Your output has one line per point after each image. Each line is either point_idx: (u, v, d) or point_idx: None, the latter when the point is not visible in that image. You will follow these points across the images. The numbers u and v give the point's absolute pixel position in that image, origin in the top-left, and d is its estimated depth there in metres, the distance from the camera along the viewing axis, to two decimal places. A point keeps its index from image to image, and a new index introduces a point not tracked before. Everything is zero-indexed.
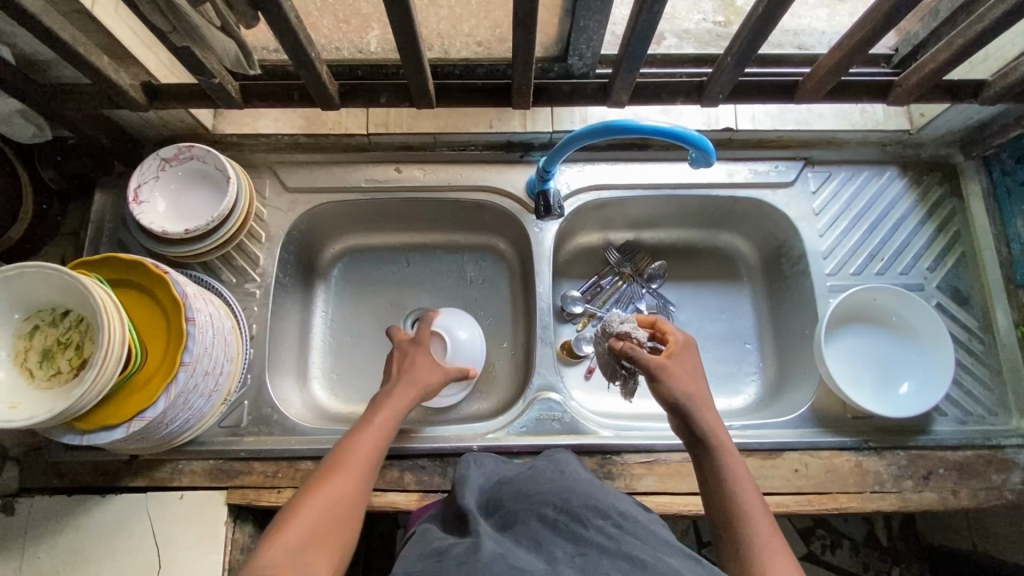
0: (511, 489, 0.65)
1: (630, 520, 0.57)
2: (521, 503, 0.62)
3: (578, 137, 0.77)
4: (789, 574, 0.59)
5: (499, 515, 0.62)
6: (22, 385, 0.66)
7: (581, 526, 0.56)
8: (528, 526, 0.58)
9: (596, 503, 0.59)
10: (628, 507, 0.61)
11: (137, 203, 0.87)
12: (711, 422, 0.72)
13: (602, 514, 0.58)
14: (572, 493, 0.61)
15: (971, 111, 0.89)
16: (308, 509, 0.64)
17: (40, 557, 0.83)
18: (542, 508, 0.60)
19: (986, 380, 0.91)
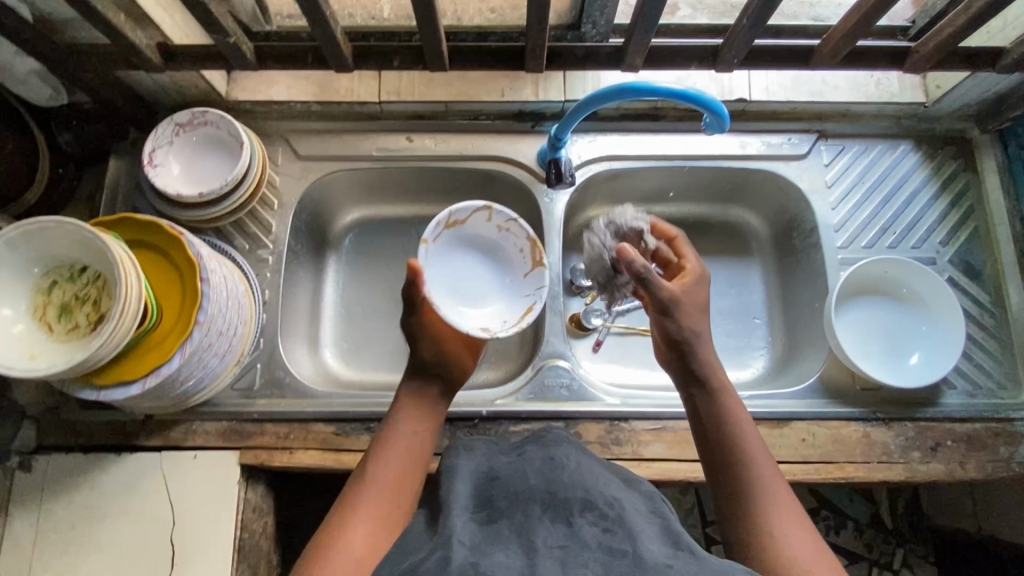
0: (504, 479, 0.65)
1: (619, 514, 0.58)
2: (508, 502, 0.60)
3: (591, 102, 0.77)
4: (797, 520, 0.63)
5: (483, 513, 0.60)
6: (41, 338, 0.67)
7: (569, 521, 0.58)
8: (504, 529, 0.58)
9: (583, 495, 0.60)
10: (620, 496, 0.62)
11: (152, 166, 0.88)
12: (711, 370, 0.72)
13: (591, 507, 0.59)
14: (560, 482, 0.61)
15: (988, 82, 0.88)
16: (352, 518, 0.64)
17: (58, 512, 0.85)
18: (527, 508, 0.59)
19: (998, 354, 0.91)
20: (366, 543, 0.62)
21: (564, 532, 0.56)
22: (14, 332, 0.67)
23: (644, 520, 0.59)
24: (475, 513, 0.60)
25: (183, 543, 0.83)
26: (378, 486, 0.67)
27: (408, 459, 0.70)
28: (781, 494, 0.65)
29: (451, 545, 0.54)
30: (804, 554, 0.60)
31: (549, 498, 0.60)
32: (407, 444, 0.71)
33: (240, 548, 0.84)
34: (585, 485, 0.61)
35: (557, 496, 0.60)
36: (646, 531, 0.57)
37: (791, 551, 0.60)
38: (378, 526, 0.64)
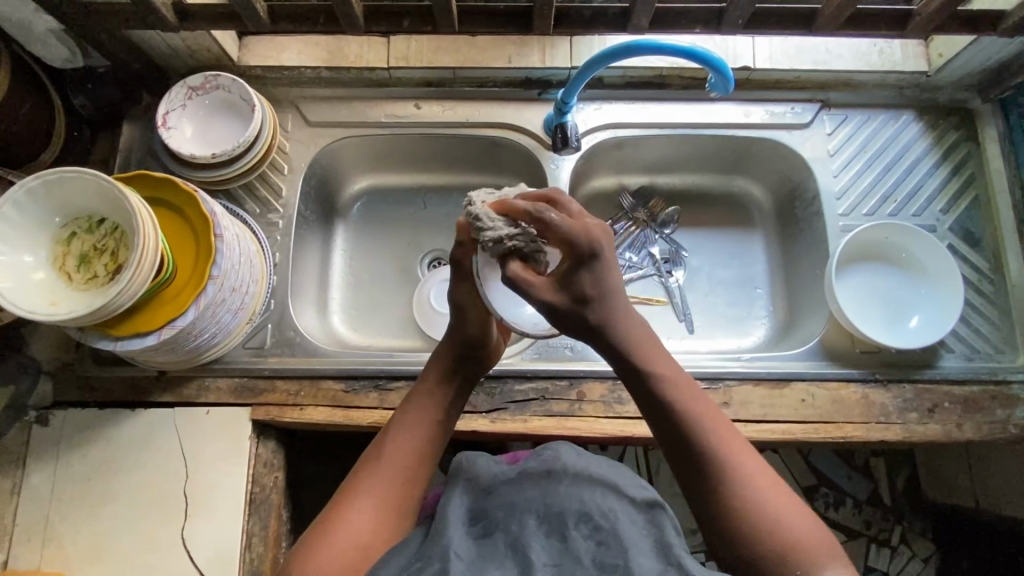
0: (499, 499, 0.64)
1: (613, 527, 0.59)
2: (504, 516, 0.62)
3: (601, 59, 0.80)
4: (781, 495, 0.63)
5: (479, 527, 0.62)
6: (61, 286, 0.69)
7: (564, 537, 0.59)
8: (500, 542, 0.59)
9: (579, 508, 0.61)
10: (616, 505, 0.61)
11: (165, 128, 0.90)
12: (635, 343, 0.67)
13: (587, 520, 0.60)
14: (556, 495, 0.62)
15: (990, 49, 0.90)
16: (364, 499, 0.66)
17: (75, 464, 0.87)
18: (523, 520, 0.60)
19: (995, 319, 0.92)
20: (376, 528, 0.65)
21: (558, 548, 0.58)
22: (35, 279, 0.69)
23: (638, 530, 0.59)
24: (473, 527, 0.62)
25: (196, 495, 0.85)
26: (394, 470, 0.68)
27: (427, 446, 0.71)
28: (738, 449, 0.65)
29: (448, 560, 0.56)
30: (770, 501, 0.62)
31: (545, 512, 0.61)
32: (428, 432, 0.72)
33: (251, 500, 0.86)
34: (582, 498, 0.62)
35: (553, 512, 0.61)
36: (638, 544, 0.57)
37: (758, 503, 0.62)
38: (388, 512, 0.66)
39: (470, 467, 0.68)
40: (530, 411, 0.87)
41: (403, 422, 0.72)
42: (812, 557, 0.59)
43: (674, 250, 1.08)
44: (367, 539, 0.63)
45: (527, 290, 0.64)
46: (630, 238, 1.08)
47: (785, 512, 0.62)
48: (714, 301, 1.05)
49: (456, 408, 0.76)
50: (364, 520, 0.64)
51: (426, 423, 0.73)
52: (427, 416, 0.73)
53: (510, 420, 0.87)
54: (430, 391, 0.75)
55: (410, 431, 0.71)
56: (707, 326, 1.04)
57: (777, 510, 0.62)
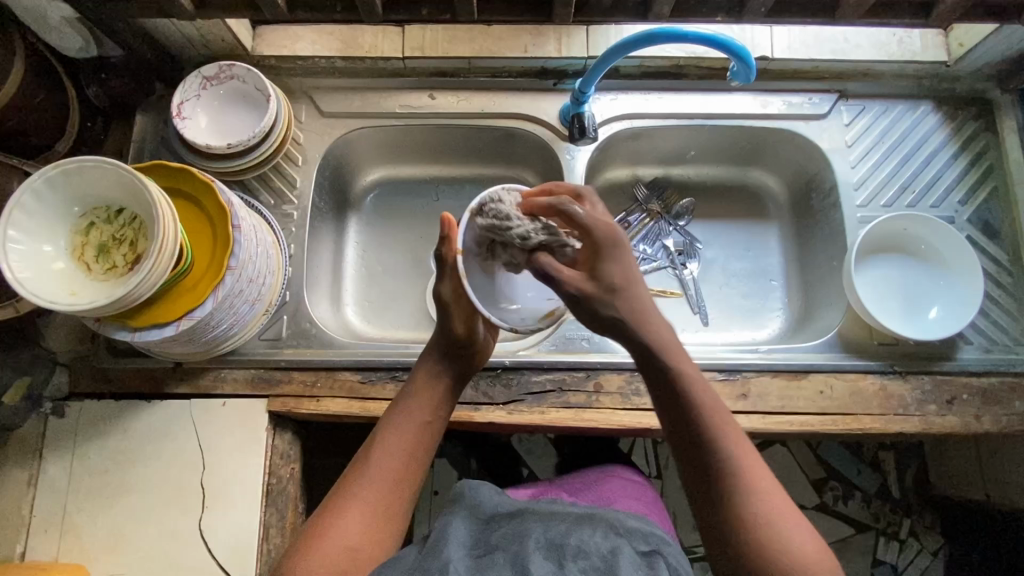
0: (504, 527, 0.73)
1: (611, 563, 0.66)
2: (505, 540, 0.70)
3: (620, 48, 0.80)
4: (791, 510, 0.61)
5: (479, 551, 0.70)
6: (80, 277, 0.69)
7: (562, 563, 0.66)
8: (500, 558, 0.67)
9: (579, 544, 0.68)
10: (617, 545, 0.69)
11: (180, 118, 0.89)
12: (660, 346, 0.63)
13: (585, 556, 0.67)
14: (557, 530, 0.71)
15: (1012, 39, 0.89)
16: (351, 505, 0.67)
17: (92, 455, 0.87)
18: (521, 543, 0.69)
19: (1014, 311, 0.92)
20: (364, 534, 0.66)
21: (554, 569, 0.65)
22: (55, 269, 0.68)
23: (634, 569, 0.66)
24: (474, 551, 0.70)
25: (213, 487, 0.85)
26: (381, 477, 0.68)
27: (414, 452, 0.71)
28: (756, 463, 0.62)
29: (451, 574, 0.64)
30: (787, 523, 0.60)
31: (544, 539, 0.69)
32: (416, 438, 0.72)
33: (269, 492, 0.86)
34: (584, 537, 0.70)
35: (555, 542, 0.69)
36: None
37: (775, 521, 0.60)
38: (376, 519, 0.67)
39: (475, 498, 0.77)
40: (547, 403, 0.87)
41: (391, 428, 0.72)
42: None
43: (689, 242, 1.07)
44: (357, 544, 0.65)
45: (555, 280, 0.63)
46: (645, 230, 1.08)
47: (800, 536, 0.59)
48: (729, 293, 1.05)
49: (445, 410, 0.76)
50: (353, 527, 0.65)
51: (415, 426, 0.72)
52: (414, 420, 0.72)
53: (527, 412, 0.87)
54: (418, 395, 0.74)
55: (398, 436, 0.71)
56: (723, 319, 1.03)
57: (788, 528, 0.59)
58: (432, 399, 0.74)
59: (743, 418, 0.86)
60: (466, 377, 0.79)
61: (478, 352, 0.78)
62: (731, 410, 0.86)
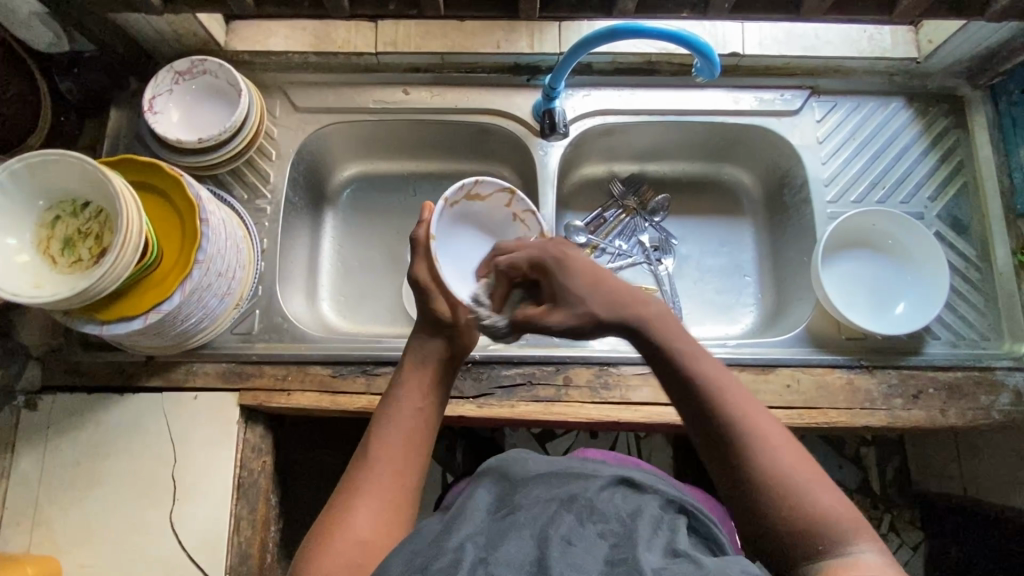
0: (528, 492, 0.67)
1: (631, 527, 0.59)
2: (527, 501, 0.65)
3: (586, 43, 0.80)
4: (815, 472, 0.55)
5: (500, 513, 0.65)
6: (45, 270, 0.70)
7: (582, 523, 0.60)
8: (522, 519, 0.61)
9: (597, 504, 0.63)
10: (640, 507, 0.64)
11: (151, 113, 0.90)
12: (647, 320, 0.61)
13: (604, 518, 0.61)
14: (577, 491, 0.65)
15: (979, 36, 0.90)
16: (359, 502, 0.62)
17: (64, 448, 0.87)
18: (546, 505, 0.64)
19: (981, 306, 0.93)
20: (377, 527, 0.61)
21: (573, 529, 0.59)
22: (19, 262, 0.69)
23: (656, 530, 0.60)
24: (496, 513, 0.65)
25: (185, 480, 0.86)
26: (383, 469, 0.64)
27: (413, 437, 0.67)
28: (764, 418, 0.57)
29: (463, 546, 0.57)
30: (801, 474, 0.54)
31: (566, 499, 0.64)
32: (411, 424, 0.68)
33: (240, 485, 0.86)
34: (602, 498, 0.64)
35: (574, 502, 0.63)
36: (652, 541, 0.58)
37: (788, 473, 0.54)
38: (389, 511, 0.62)
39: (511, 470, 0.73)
40: (516, 397, 0.88)
41: (384, 419, 0.68)
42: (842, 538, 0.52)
43: (664, 238, 1.08)
44: (368, 538, 0.60)
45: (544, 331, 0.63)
46: (620, 226, 1.09)
47: (816, 487, 0.54)
48: (703, 289, 1.06)
49: (441, 393, 0.73)
50: (363, 521, 0.61)
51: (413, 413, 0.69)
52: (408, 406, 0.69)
53: (497, 405, 0.87)
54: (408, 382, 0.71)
55: (392, 427, 0.67)
56: (698, 315, 1.04)
57: (801, 479, 0.54)
58: (423, 383, 0.71)
59: None
60: (458, 361, 0.76)
61: (468, 335, 0.76)
62: None
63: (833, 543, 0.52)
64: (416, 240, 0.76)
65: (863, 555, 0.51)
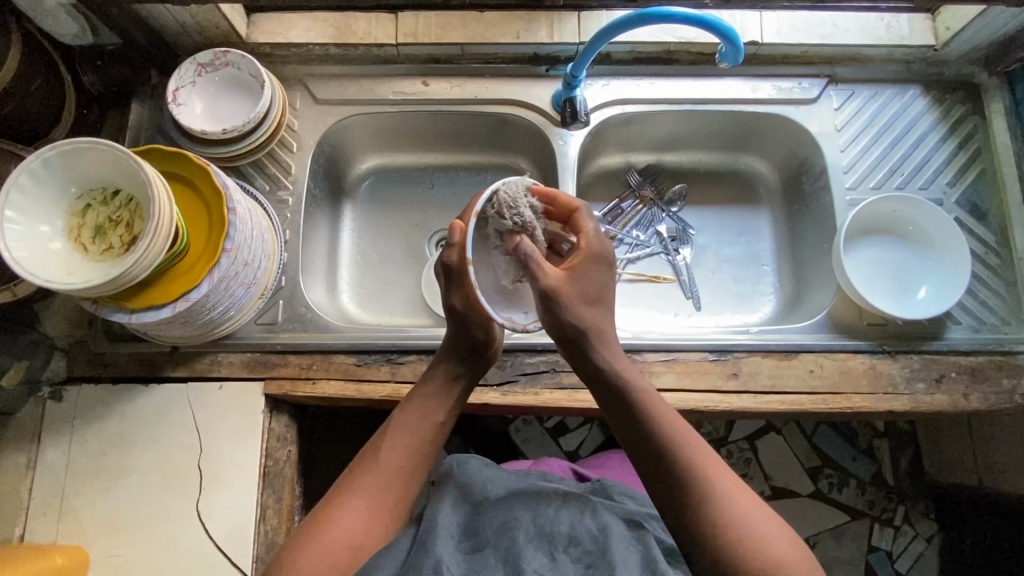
0: (490, 513, 0.74)
1: (602, 546, 0.70)
2: (496, 531, 0.72)
3: (609, 30, 0.80)
4: (746, 502, 0.64)
5: (470, 543, 0.72)
6: (77, 257, 0.70)
7: (554, 556, 0.69)
8: (492, 558, 0.69)
9: (569, 532, 0.72)
10: (608, 525, 0.72)
11: (175, 104, 0.90)
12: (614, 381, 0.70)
13: (576, 543, 0.71)
14: (547, 517, 0.73)
15: (997, 22, 0.90)
16: (360, 502, 0.67)
17: (90, 439, 0.88)
18: (511, 536, 0.71)
19: (1001, 292, 0.93)
20: (366, 528, 0.66)
21: (547, 564, 0.68)
22: (51, 249, 0.69)
23: (627, 546, 0.70)
24: (467, 540, 0.72)
25: (210, 470, 0.86)
26: (389, 473, 0.69)
27: (424, 453, 0.71)
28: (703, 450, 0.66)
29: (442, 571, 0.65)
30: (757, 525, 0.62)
31: (536, 532, 0.71)
32: (424, 439, 0.72)
33: (265, 474, 0.87)
34: (571, 522, 0.73)
35: (546, 533, 0.71)
36: (627, 559, 0.68)
37: (728, 501, 0.63)
38: (383, 516, 0.67)
39: (465, 479, 0.79)
40: (540, 384, 0.88)
41: (401, 429, 0.72)
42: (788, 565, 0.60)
43: (681, 228, 1.08)
44: (360, 542, 0.65)
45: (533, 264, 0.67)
46: (638, 217, 1.09)
47: (751, 516, 0.63)
48: (721, 278, 1.06)
49: (457, 410, 0.76)
50: (355, 523, 0.66)
51: (424, 423, 0.73)
52: (426, 421, 0.73)
53: (521, 393, 0.88)
54: (428, 395, 0.74)
55: (407, 440, 0.71)
56: (717, 304, 1.04)
57: (747, 520, 0.62)
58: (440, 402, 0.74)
59: (735, 398, 0.87)
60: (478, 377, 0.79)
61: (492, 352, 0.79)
62: (722, 389, 0.87)
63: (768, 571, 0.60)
64: (450, 265, 0.71)
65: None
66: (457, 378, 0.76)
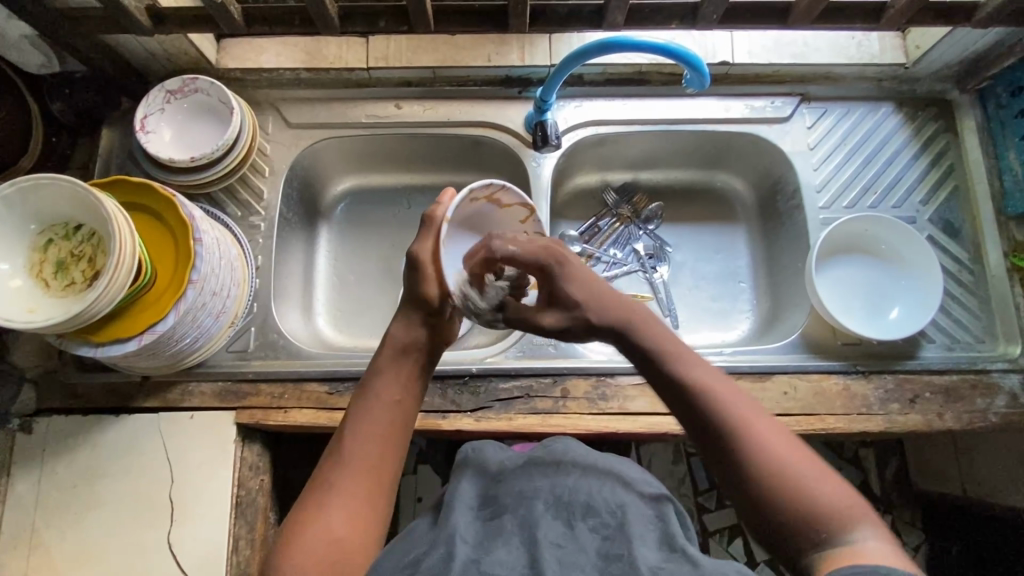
0: (508, 486, 0.71)
1: (620, 521, 0.65)
2: (514, 500, 0.68)
3: (574, 59, 0.80)
4: (808, 462, 0.58)
5: (488, 510, 0.69)
6: (38, 294, 0.69)
7: (572, 523, 0.65)
8: (508, 523, 0.65)
9: (588, 500, 0.67)
10: (627, 501, 0.68)
11: (144, 132, 0.90)
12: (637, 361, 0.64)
13: (594, 513, 0.66)
14: (564, 487, 0.69)
15: (964, 42, 0.91)
16: (338, 498, 0.61)
17: (61, 471, 0.87)
18: (530, 505, 0.67)
19: (975, 309, 0.93)
20: (348, 523, 0.60)
21: (565, 532, 0.64)
22: (12, 286, 0.69)
23: (645, 525, 0.65)
24: (484, 511, 0.69)
25: (181, 501, 0.85)
26: (360, 462, 0.63)
27: (393, 431, 0.66)
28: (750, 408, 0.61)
29: (454, 543, 0.62)
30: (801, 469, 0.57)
31: (554, 501, 0.67)
32: (387, 420, 0.66)
33: (238, 504, 0.86)
34: (592, 491, 0.68)
35: (564, 501, 0.67)
36: (644, 537, 0.63)
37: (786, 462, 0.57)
38: (365, 510, 0.62)
39: (480, 458, 0.76)
40: (514, 409, 0.88)
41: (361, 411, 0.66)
42: (846, 522, 0.54)
43: (659, 245, 1.08)
44: (342, 536, 0.59)
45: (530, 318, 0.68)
46: (615, 234, 1.09)
47: (818, 478, 0.57)
48: (698, 296, 1.06)
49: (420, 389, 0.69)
50: (336, 519, 0.60)
51: (387, 404, 0.66)
52: (386, 398, 0.66)
53: (495, 419, 0.87)
54: (385, 373, 0.68)
55: (369, 422, 0.65)
56: (694, 322, 1.04)
57: (812, 483, 0.56)
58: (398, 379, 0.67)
59: None
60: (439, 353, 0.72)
61: (449, 326, 0.72)
62: None
63: (836, 533, 0.54)
64: (415, 257, 0.68)
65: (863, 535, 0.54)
66: (414, 353, 0.69)
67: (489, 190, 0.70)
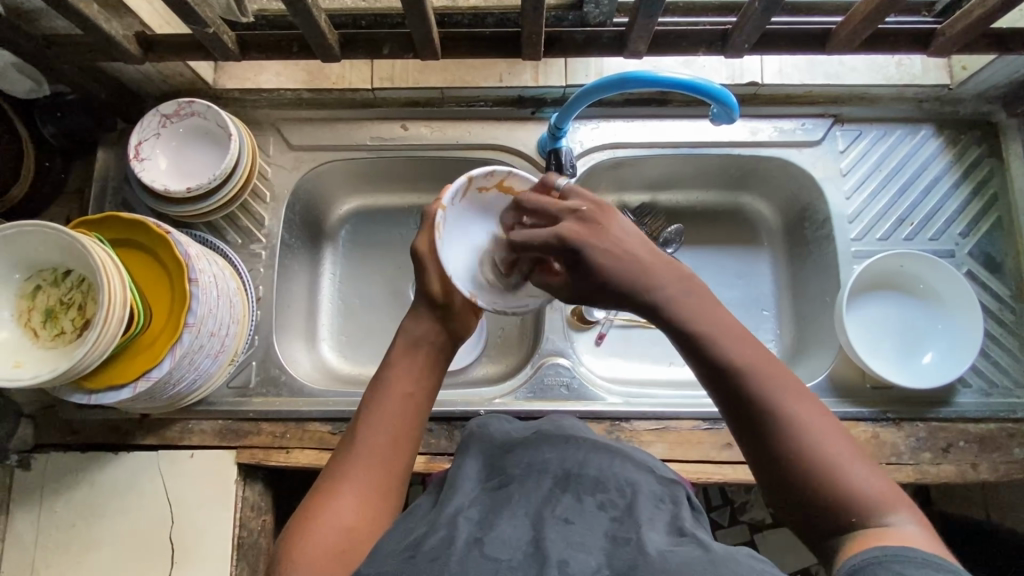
0: (517, 457, 0.61)
1: (630, 499, 0.56)
2: (523, 471, 0.59)
3: (591, 91, 0.75)
4: (837, 437, 0.50)
5: (495, 481, 0.59)
6: (26, 345, 0.66)
7: (579, 498, 0.55)
8: (516, 493, 0.56)
9: (597, 475, 0.58)
10: (638, 479, 0.59)
11: (138, 159, 0.85)
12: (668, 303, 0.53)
13: (603, 489, 0.57)
14: (574, 459, 0.60)
15: (1016, 65, 0.83)
16: (348, 486, 0.56)
17: (60, 509, 0.85)
18: (539, 480, 0.58)
19: (1015, 351, 0.87)
20: (356, 511, 0.55)
21: (572, 507, 0.54)
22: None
23: (656, 507, 0.56)
24: (489, 482, 0.60)
25: (182, 542, 0.83)
26: (372, 451, 0.58)
27: (405, 420, 0.60)
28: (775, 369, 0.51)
29: (458, 523, 0.53)
30: (832, 448, 0.49)
31: (562, 476, 0.58)
32: (400, 411, 0.60)
33: (239, 546, 0.84)
34: (602, 466, 0.59)
35: (570, 474, 0.58)
36: (655, 519, 0.54)
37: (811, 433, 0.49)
38: (374, 499, 0.56)
39: (489, 433, 0.68)
40: None
41: (373, 402, 0.60)
42: (878, 506, 0.47)
43: None
44: (351, 526, 0.54)
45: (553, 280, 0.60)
46: None
47: (844, 453, 0.49)
48: None
49: (434, 381, 0.64)
50: (344, 510, 0.55)
51: (400, 396, 0.61)
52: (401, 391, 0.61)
53: None
54: (400, 363, 0.62)
55: (382, 414, 0.60)
56: None
57: (841, 461, 0.48)
58: (411, 368, 0.62)
59: (729, 470, 0.83)
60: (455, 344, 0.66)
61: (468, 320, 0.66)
62: (715, 460, 0.83)
63: (867, 515, 0.47)
64: (414, 254, 0.64)
65: (902, 528, 0.46)
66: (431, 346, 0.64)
67: (495, 179, 0.65)
